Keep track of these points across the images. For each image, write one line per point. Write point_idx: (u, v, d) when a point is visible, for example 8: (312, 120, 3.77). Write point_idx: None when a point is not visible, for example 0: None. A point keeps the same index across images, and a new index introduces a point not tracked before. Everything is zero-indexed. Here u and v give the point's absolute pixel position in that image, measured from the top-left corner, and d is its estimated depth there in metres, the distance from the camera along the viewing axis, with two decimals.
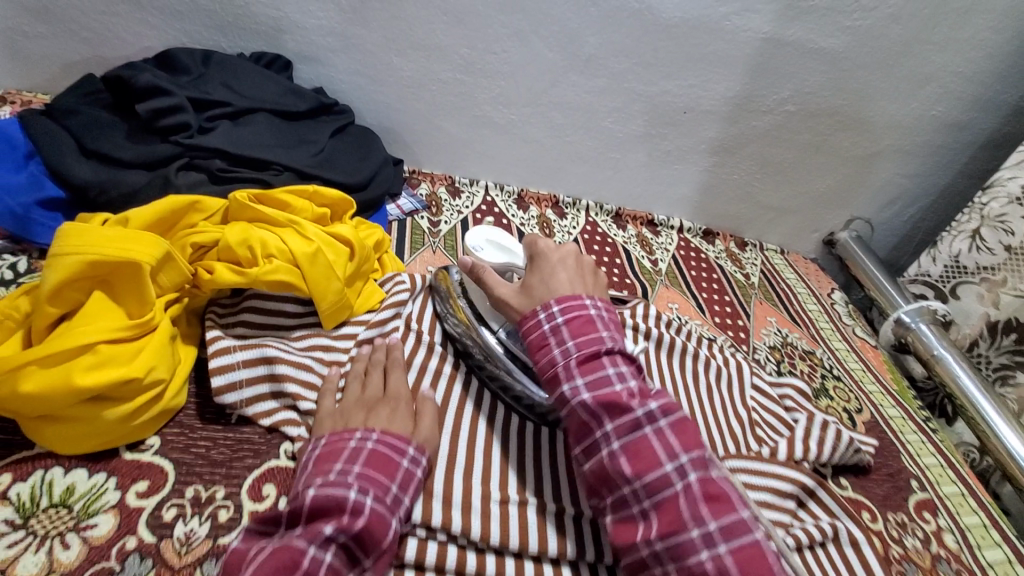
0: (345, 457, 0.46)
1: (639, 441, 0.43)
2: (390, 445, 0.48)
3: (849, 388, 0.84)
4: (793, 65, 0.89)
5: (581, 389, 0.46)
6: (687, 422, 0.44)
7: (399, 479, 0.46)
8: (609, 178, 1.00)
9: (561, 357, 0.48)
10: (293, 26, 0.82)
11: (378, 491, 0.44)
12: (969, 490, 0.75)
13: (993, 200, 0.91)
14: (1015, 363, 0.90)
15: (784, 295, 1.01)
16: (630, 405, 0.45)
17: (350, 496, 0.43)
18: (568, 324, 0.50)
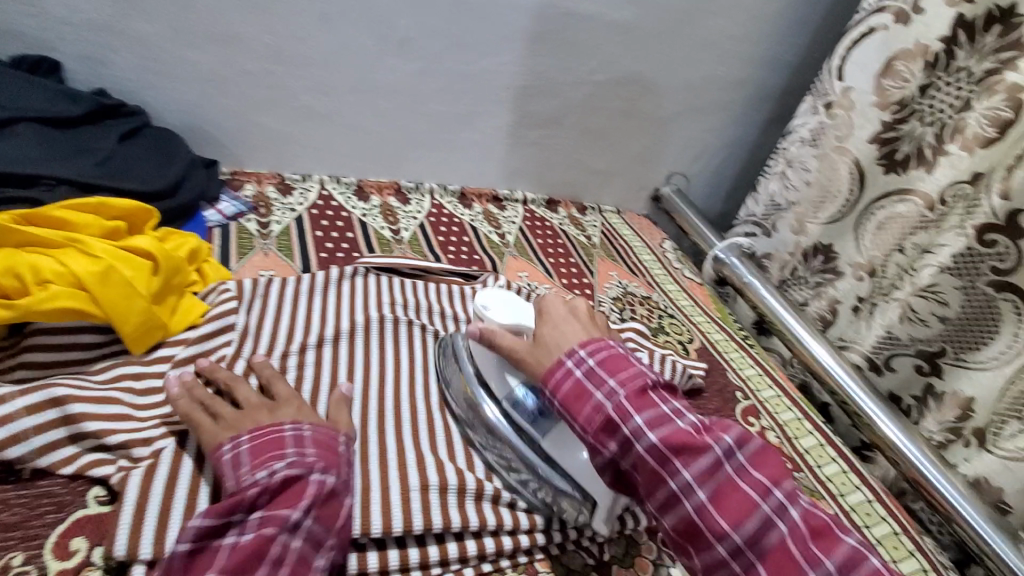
0: (291, 443, 0.49)
1: (724, 487, 0.45)
2: (267, 438, 0.49)
3: (682, 323, 0.96)
4: (594, 37, 0.97)
5: (645, 431, 0.47)
6: (764, 453, 0.47)
7: (344, 462, 0.51)
8: (447, 159, 1.02)
9: (608, 402, 0.49)
10: (54, 23, 0.72)
11: (335, 469, 0.49)
12: (783, 391, 0.88)
13: (790, 145, 1.00)
14: (825, 280, 0.97)
15: (622, 251, 1.11)
16: (701, 444, 0.46)
17: (314, 476, 0.47)
18: (602, 364, 0.51)
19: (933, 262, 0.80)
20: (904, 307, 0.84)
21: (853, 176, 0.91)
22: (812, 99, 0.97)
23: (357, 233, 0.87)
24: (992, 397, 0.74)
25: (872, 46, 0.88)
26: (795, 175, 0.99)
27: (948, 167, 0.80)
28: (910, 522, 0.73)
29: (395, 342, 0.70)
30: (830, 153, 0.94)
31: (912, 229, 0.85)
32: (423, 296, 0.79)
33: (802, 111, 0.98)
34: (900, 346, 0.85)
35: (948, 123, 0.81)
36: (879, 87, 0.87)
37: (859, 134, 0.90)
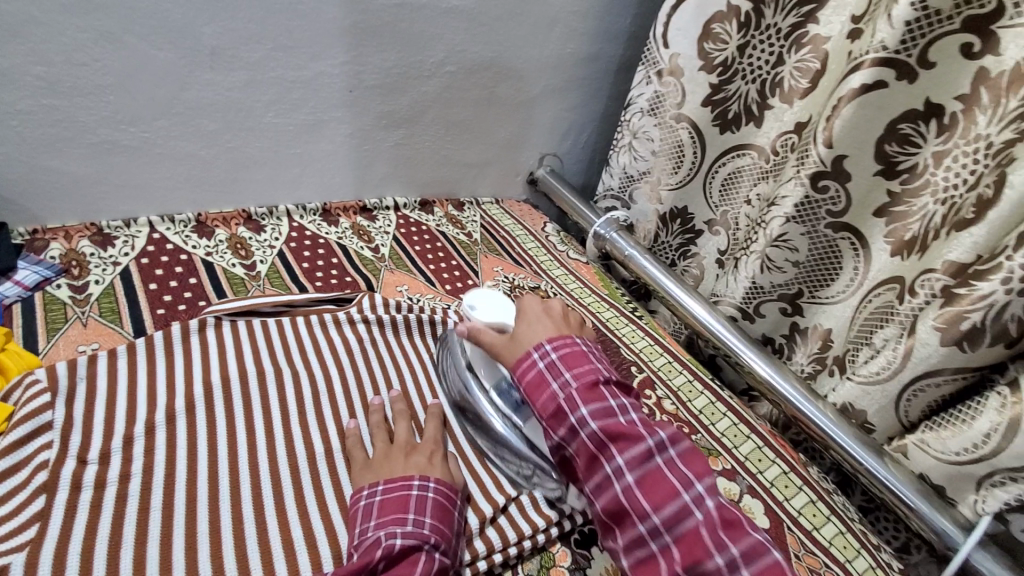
0: (414, 507, 0.52)
1: (653, 471, 0.50)
2: (445, 492, 0.55)
3: (573, 307, 0.95)
4: (435, 26, 0.91)
5: (587, 418, 0.53)
6: (692, 451, 0.52)
7: (454, 528, 0.54)
8: (300, 175, 0.93)
9: (560, 393, 0.55)
10: None
11: (445, 543, 0.51)
12: (674, 356, 0.91)
13: (633, 117, 1.05)
14: (691, 239, 1.04)
15: (504, 242, 1.09)
16: (638, 436, 0.52)
17: (427, 549, 0.49)
18: (563, 358, 0.57)
19: (778, 213, 0.83)
20: (762, 258, 0.87)
21: (694, 142, 0.97)
22: (645, 69, 1.01)
23: (201, 277, 0.77)
24: (844, 329, 0.80)
25: (688, 10, 0.91)
26: (642, 146, 1.05)
27: (774, 120, 0.87)
28: (796, 458, 0.78)
29: (265, 394, 0.63)
30: (669, 121, 0.99)
31: (756, 179, 0.91)
32: (292, 333, 0.71)
33: (637, 82, 1.03)
34: (765, 293, 0.90)
35: (767, 79, 0.87)
36: (702, 51, 0.91)
37: (692, 100, 0.95)
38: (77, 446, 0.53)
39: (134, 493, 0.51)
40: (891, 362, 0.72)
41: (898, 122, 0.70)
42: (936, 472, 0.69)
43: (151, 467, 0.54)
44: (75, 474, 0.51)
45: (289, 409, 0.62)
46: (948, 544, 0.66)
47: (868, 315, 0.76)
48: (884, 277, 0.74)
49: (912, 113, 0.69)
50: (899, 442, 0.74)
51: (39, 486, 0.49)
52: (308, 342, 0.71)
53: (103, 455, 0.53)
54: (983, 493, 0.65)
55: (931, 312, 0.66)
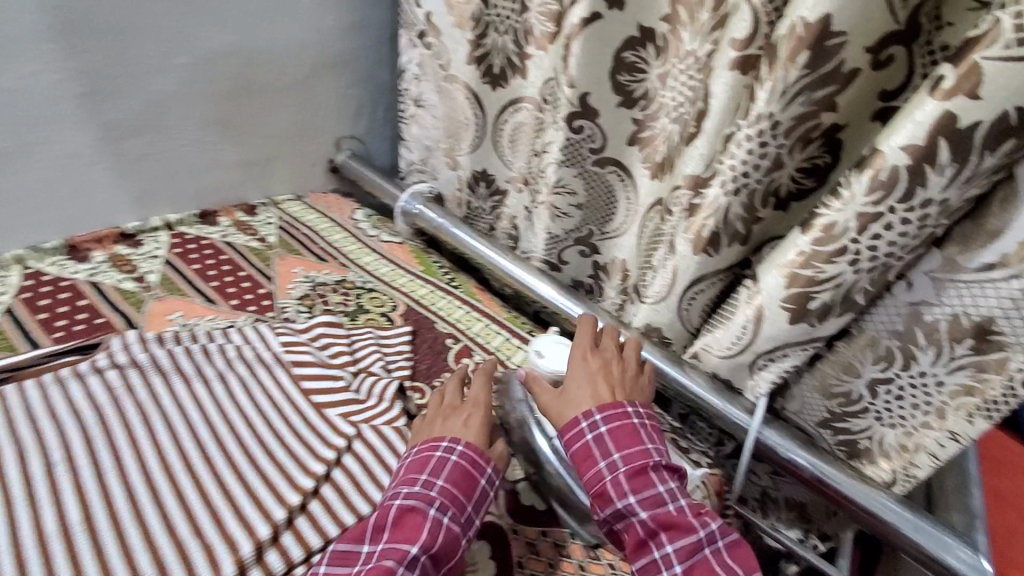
0: (424, 474, 0.56)
1: (699, 561, 0.53)
2: (474, 451, 0.59)
3: (383, 294, 0.91)
4: (143, 15, 0.80)
5: (639, 507, 0.56)
6: (740, 544, 0.55)
7: (475, 498, 0.57)
8: (25, 213, 0.81)
9: (606, 470, 0.58)
10: None
11: (453, 511, 0.54)
12: (490, 317, 0.90)
13: (409, 83, 1.05)
14: (497, 202, 1.04)
15: (306, 239, 1.01)
16: (690, 526, 0.54)
17: (431, 511, 0.53)
18: (613, 434, 0.60)
19: (551, 158, 0.86)
20: (549, 208, 0.90)
21: (472, 100, 0.98)
22: (407, 33, 1.02)
23: None
24: (634, 255, 0.87)
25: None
26: (427, 115, 1.06)
27: (536, 69, 0.87)
28: None
29: None
30: (443, 83, 1.01)
31: (535, 132, 0.92)
32: (14, 398, 0.60)
33: (405, 46, 1.03)
34: (563, 240, 0.94)
35: (518, 27, 0.89)
36: (450, 6, 0.93)
37: (456, 58, 0.97)
38: None
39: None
40: (666, 276, 0.76)
41: (623, 51, 0.77)
42: (723, 367, 0.75)
43: None
44: None
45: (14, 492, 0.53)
46: (739, 428, 0.73)
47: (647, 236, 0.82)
48: (651, 200, 0.81)
49: (632, 40, 0.76)
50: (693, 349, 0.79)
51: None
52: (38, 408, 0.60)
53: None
54: (757, 377, 0.73)
55: (680, 223, 0.70)
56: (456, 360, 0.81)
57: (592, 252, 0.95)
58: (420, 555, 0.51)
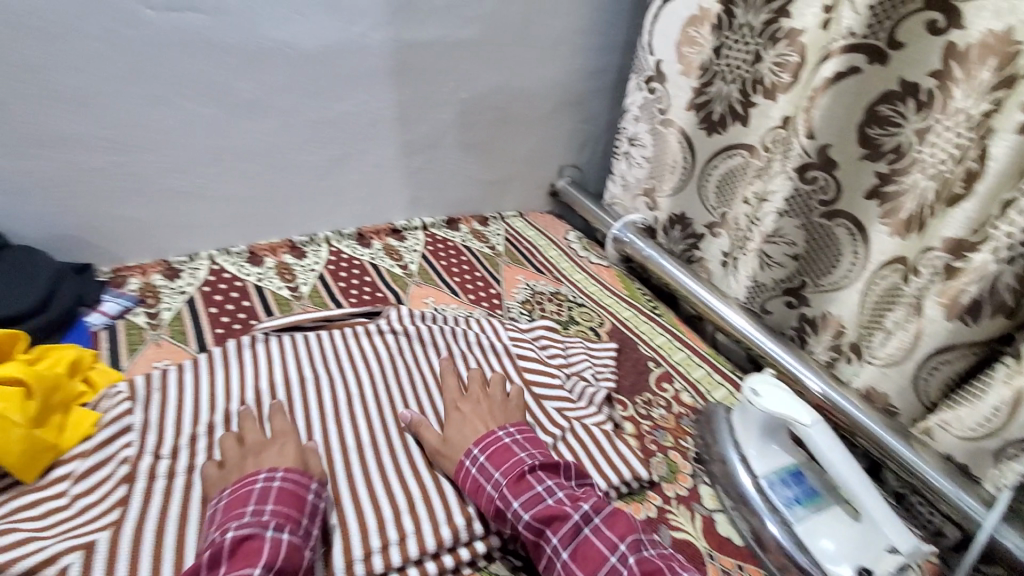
0: (256, 498, 0.54)
1: (583, 546, 0.56)
2: (295, 478, 0.57)
3: (591, 309, 0.99)
4: (445, 60, 0.97)
5: (521, 510, 0.58)
6: (614, 514, 0.58)
7: (306, 511, 0.56)
8: (335, 205, 1.02)
9: (495, 491, 0.60)
10: None
11: (292, 525, 0.53)
12: (693, 349, 0.93)
13: (626, 123, 1.12)
14: (693, 244, 1.09)
15: (528, 252, 1.15)
16: (565, 513, 0.57)
17: (268, 533, 0.51)
18: (490, 460, 0.62)
19: (771, 208, 0.86)
20: (760, 256, 0.91)
21: (682, 145, 1.03)
22: (635, 78, 1.08)
23: (253, 300, 0.87)
24: (855, 314, 0.84)
25: (668, 15, 0.98)
26: (636, 153, 1.12)
27: (762, 118, 0.91)
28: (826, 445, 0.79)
29: (302, 399, 0.71)
30: (657, 126, 1.06)
31: (751, 178, 0.95)
32: (329, 342, 0.79)
33: (631, 89, 1.10)
34: (768, 289, 0.94)
35: (748, 77, 0.90)
36: (682, 55, 0.97)
37: (677, 103, 1.01)
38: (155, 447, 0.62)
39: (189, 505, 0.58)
40: (904, 342, 0.74)
41: (877, 105, 0.75)
42: (962, 452, 0.70)
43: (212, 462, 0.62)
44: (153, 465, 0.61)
45: (327, 414, 0.70)
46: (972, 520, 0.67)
47: (876, 299, 0.80)
48: (886, 257, 0.78)
49: (889, 95, 0.74)
50: (924, 424, 0.75)
51: (113, 504, 0.57)
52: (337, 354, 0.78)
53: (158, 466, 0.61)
54: (1003, 468, 0.68)
55: (933, 288, 0.69)
56: (659, 383, 0.85)
57: (799, 303, 0.93)
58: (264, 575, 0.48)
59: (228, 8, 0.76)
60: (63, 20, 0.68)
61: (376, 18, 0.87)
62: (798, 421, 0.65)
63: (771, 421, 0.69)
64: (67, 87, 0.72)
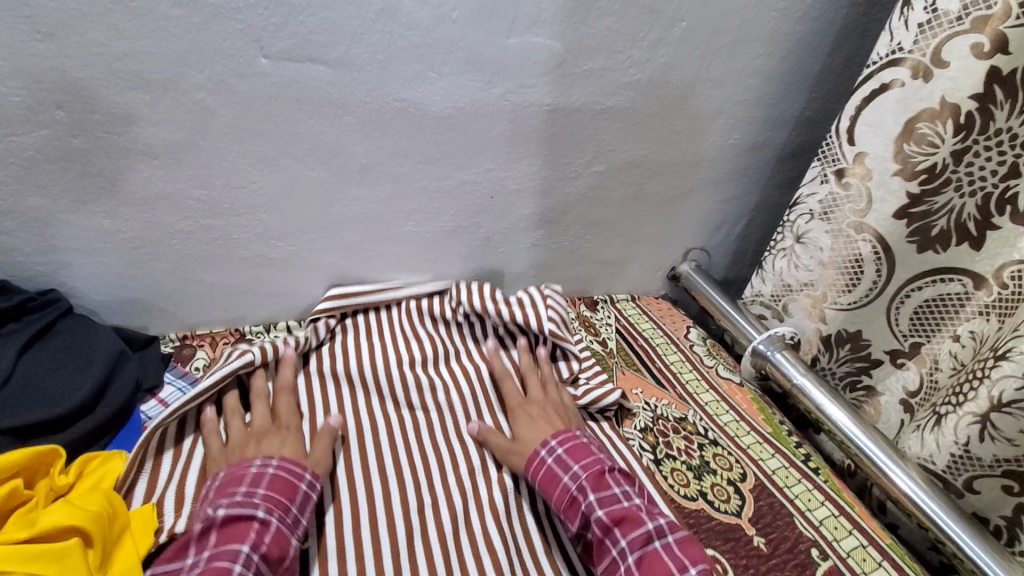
0: (248, 482, 0.55)
1: (652, 554, 0.58)
2: (291, 471, 0.58)
3: (728, 451, 0.79)
4: (587, 129, 0.81)
5: (595, 503, 0.61)
6: (689, 539, 0.60)
7: (297, 500, 0.56)
8: (433, 279, 0.88)
9: (572, 484, 0.64)
10: None
11: (280, 511, 0.54)
12: (868, 536, 0.71)
13: (797, 219, 0.91)
14: (860, 368, 0.91)
15: (643, 353, 0.96)
16: (641, 520, 0.60)
17: (258, 516, 0.52)
18: (569, 453, 0.67)
19: (1015, 372, 0.69)
20: (984, 422, 0.73)
21: (878, 257, 0.83)
22: (819, 166, 0.87)
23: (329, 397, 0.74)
24: None
25: (885, 105, 0.77)
26: (806, 254, 0.91)
27: (1002, 245, 0.73)
28: None
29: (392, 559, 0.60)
30: (845, 229, 0.85)
31: (963, 314, 0.78)
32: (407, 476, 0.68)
33: (809, 178, 0.88)
34: (982, 464, 0.75)
35: (993, 193, 0.73)
36: (901, 153, 0.77)
37: (880, 207, 0.81)
38: None
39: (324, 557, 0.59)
40: None
41: None
42: None
43: None
44: None
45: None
46: None
47: None
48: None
49: None
50: None
51: None
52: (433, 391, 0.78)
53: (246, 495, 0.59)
54: None
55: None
56: None
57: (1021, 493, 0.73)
58: (251, 554, 0.49)
59: (355, 62, 0.63)
60: (169, 67, 0.57)
61: (520, 79, 0.72)
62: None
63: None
64: (164, 141, 0.61)
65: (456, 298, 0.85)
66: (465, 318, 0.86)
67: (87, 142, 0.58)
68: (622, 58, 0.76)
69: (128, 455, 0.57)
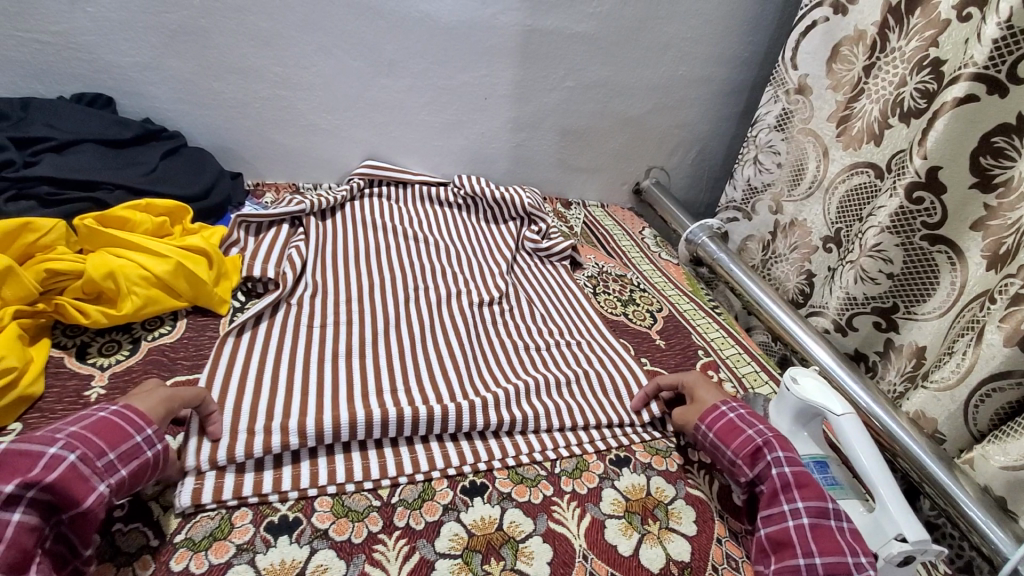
0: (66, 423, 0.48)
1: (824, 527, 0.56)
2: (123, 416, 0.50)
3: (652, 295, 1.05)
4: (560, 49, 1.07)
5: (782, 461, 0.61)
6: (859, 535, 0.57)
7: (121, 449, 0.49)
8: (439, 163, 1.15)
9: (757, 437, 0.64)
10: (120, 75, 0.87)
11: (87, 453, 0.46)
12: (745, 349, 0.96)
13: (760, 132, 1.17)
14: (798, 253, 1.13)
15: (603, 238, 1.22)
16: (821, 494, 0.58)
17: (48, 451, 0.44)
18: (748, 414, 0.68)
19: (875, 223, 0.91)
20: (858, 269, 0.95)
21: (818, 154, 1.07)
22: (774, 89, 1.14)
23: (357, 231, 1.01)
24: (938, 341, 0.86)
25: (817, 36, 1.04)
26: (767, 159, 1.17)
27: (893, 139, 0.94)
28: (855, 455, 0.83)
29: (394, 310, 0.83)
30: (795, 134, 1.11)
31: (867, 199, 0.99)
32: (413, 275, 0.92)
33: (768, 99, 1.15)
34: (859, 305, 0.98)
35: (890, 98, 0.94)
36: (831, 71, 1.03)
37: (819, 114, 1.06)
38: (285, 319, 0.76)
39: (343, 298, 0.82)
40: (959, 366, 0.79)
41: (992, 136, 0.78)
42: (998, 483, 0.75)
43: (287, 324, 0.75)
44: (268, 322, 0.75)
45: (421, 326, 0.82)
46: (997, 550, 0.69)
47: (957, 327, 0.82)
48: (977, 290, 0.80)
49: (1005, 127, 0.77)
50: (968, 455, 0.79)
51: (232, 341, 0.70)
52: (440, 239, 1.03)
53: (300, 260, 0.85)
54: None
55: (997, 316, 0.74)
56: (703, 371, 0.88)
57: (888, 328, 0.96)
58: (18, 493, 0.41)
59: None
60: None
61: (507, 2, 0.98)
62: (830, 410, 0.68)
63: (803, 410, 0.70)
64: (257, 27, 0.89)
65: (457, 185, 1.12)
66: (463, 202, 1.12)
67: (208, 23, 0.86)
68: None
69: (227, 228, 0.84)
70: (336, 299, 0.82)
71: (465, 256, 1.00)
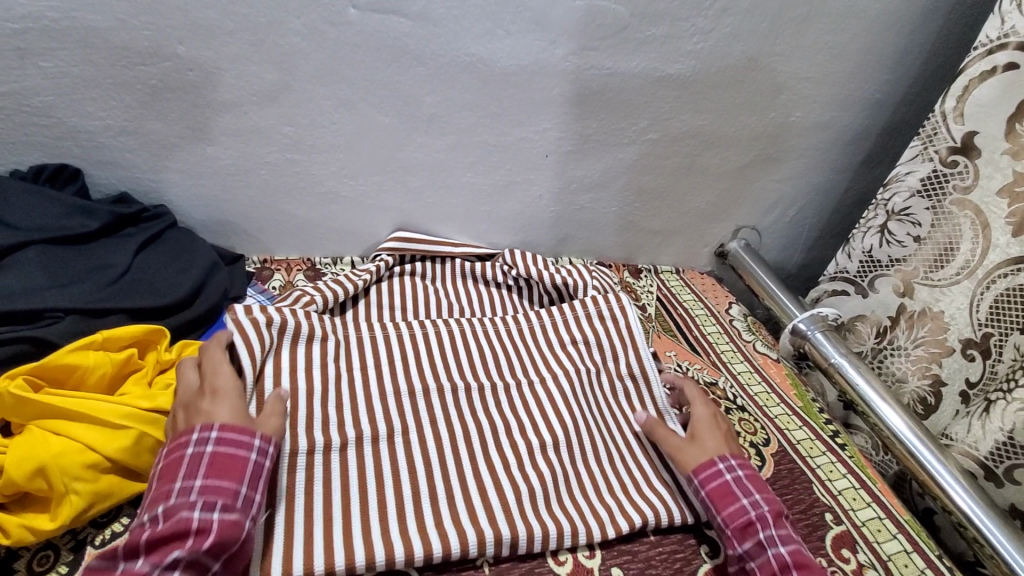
0: (187, 469, 0.49)
1: None
2: (233, 442, 0.51)
3: (754, 418, 0.82)
4: (645, 95, 0.84)
5: (775, 539, 0.58)
6: None
7: (247, 477, 0.51)
8: (486, 231, 0.93)
9: (752, 509, 0.60)
10: (88, 139, 0.68)
11: (226, 499, 0.48)
12: (885, 510, 0.73)
13: (895, 196, 0.88)
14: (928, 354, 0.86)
15: (681, 322, 0.99)
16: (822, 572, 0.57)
17: (196, 514, 0.46)
18: (747, 478, 0.63)
19: None
20: None
21: (975, 235, 0.79)
22: (922, 144, 0.84)
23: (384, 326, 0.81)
24: None
25: (999, 84, 0.74)
26: (899, 229, 0.88)
27: None
28: None
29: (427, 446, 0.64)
30: (946, 206, 0.83)
31: None
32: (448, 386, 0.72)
33: (909, 157, 0.86)
34: (1020, 453, 0.74)
35: None
36: (1012, 132, 0.74)
37: (986, 185, 0.78)
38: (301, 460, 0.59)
39: (346, 441, 0.62)
40: None
41: None
42: None
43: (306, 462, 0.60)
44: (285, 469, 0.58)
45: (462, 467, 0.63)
46: None
47: None
48: None
49: None
50: None
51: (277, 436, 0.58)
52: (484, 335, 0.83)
53: (290, 388, 0.65)
54: None
55: None
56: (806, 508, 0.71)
57: None
58: (181, 558, 0.44)
59: (433, 17, 0.69)
60: (271, 13, 0.64)
61: (583, 41, 0.75)
62: None
63: None
64: (263, 80, 0.69)
65: (508, 261, 0.91)
66: (514, 282, 0.91)
67: (198, 76, 0.67)
68: (685, 25, 0.78)
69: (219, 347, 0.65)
70: (329, 419, 0.64)
71: (509, 354, 0.78)
